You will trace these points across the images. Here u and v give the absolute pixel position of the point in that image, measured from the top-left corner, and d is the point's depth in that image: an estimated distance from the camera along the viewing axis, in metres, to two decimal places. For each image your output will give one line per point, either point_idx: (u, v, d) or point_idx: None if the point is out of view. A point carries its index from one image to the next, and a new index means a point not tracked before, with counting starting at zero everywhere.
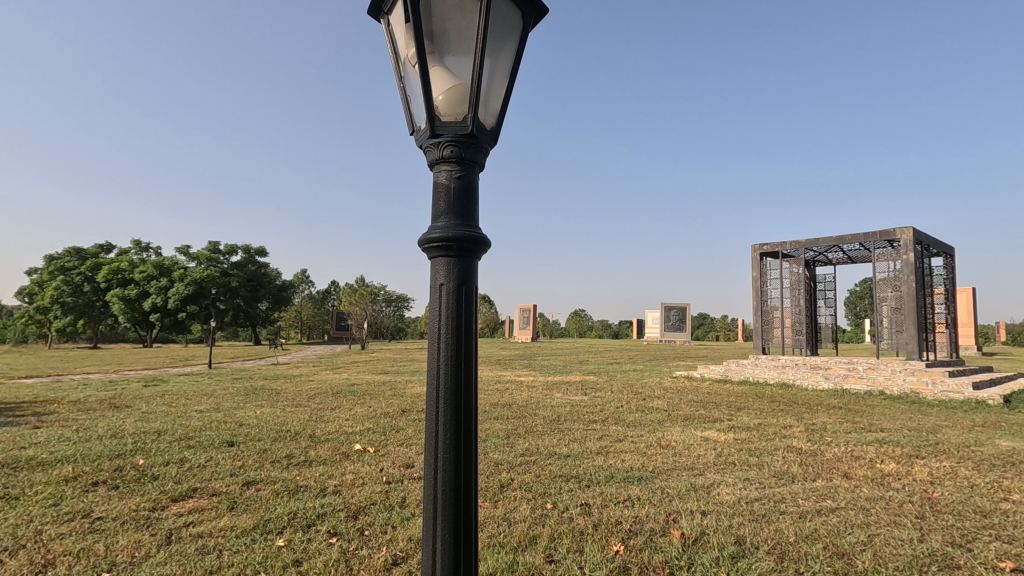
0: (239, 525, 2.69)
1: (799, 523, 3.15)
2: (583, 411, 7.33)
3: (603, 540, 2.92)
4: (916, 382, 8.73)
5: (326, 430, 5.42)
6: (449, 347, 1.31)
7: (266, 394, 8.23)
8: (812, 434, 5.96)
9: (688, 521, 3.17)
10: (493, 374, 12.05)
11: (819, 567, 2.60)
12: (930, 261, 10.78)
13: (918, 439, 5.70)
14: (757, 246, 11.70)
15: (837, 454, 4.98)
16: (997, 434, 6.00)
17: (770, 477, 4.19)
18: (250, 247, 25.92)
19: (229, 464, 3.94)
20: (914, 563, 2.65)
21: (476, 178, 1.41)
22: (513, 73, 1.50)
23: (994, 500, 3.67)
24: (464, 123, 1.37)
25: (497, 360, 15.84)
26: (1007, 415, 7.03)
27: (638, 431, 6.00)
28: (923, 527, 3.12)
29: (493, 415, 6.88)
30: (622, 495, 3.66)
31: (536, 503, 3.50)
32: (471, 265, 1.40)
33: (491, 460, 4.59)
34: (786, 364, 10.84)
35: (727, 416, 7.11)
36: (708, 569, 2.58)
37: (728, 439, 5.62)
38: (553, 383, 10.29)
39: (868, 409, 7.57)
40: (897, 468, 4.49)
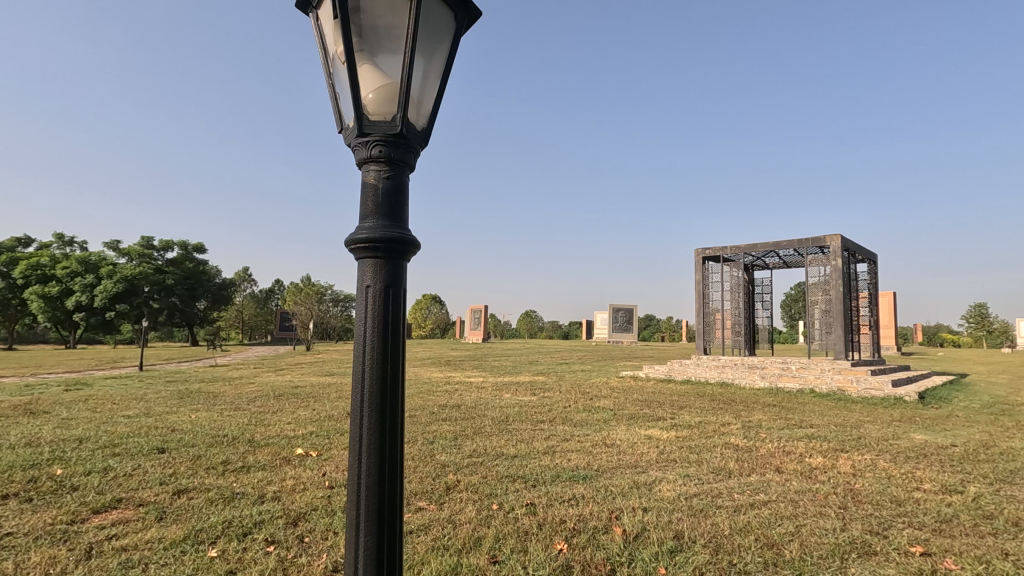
0: (167, 537, 2.55)
1: (734, 517, 3.29)
2: (531, 411, 7.37)
3: (547, 540, 2.94)
4: (843, 381, 9.29)
5: (265, 434, 5.21)
6: (376, 350, 1.28)
7: (202, 398, 7.82)
8: (748, 431, 6.23)
9: (630, 518, 3.24)
10: (443, 375, 11.96)
11: (751, 558, 2.72)
12: (856, 267, 11.51)
13: (843, 434, 6.06)
14: (700, 250, 12.14)
15: (770, 450, 5.23)
16: (912, 428, 6.47)
17: (708, 473, 4.35)
18: (187, 243, 24.63)
19: (158, 472, 3.73)
20: (836, 551, 2.81)
21: (406, 179, 1.40)
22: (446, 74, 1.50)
23: (907, 489, 3.95)
24: (393, 123, 1.35)
25: (446, 361, 15.76)
26: (921, 410, 7.59)
27: (584, 430, 6.10)
28: (845, 517, 3.32)
29: (440, 417, 6.82)
30: (566, 494, 3.71)
31: (482, 505, 3.49)
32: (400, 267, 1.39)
33: (437, 462, 4.54)
34: (725, 364, 11.29)
35: (670, 414, 7.34)
36: (648, 564, 2.65)
37: (670, 437, 5.79)
38: (502, 384, 10.30)
39: (799, 407, 7.99)
40: (823, 462, 4.76)
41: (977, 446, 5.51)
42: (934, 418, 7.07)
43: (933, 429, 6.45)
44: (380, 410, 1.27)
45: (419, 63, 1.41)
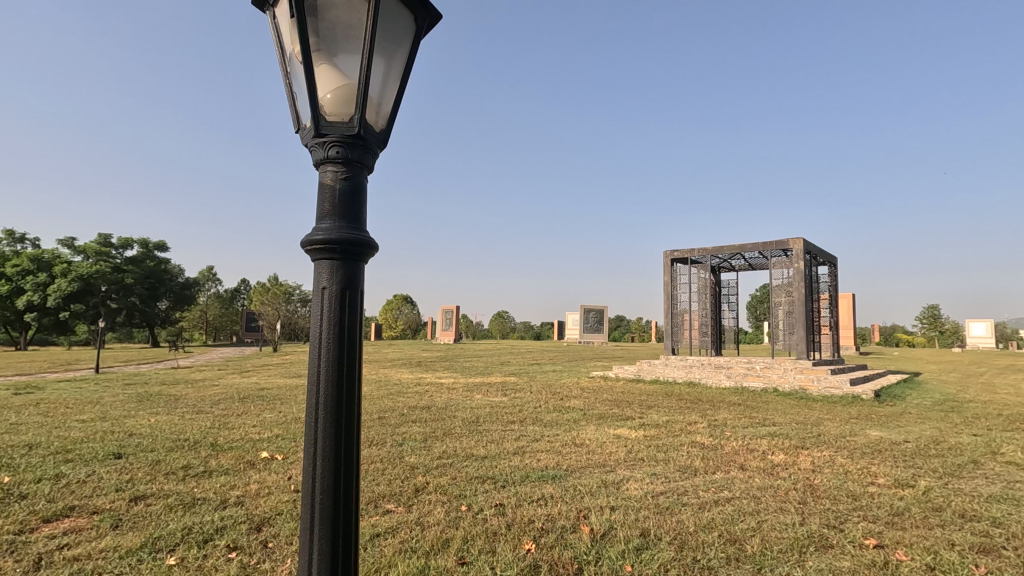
0: (123, 545, 2.47)
1: (699, 514, 3.36)
2: (502, 412, 7.38)
3: (515, 540, 2.96)
4: (804, 380, 9.58)
5: (229, 437, 5.10)
6: (331, 351, 1.27)
7: (162, 401, 7.60)
8: (713, 429, 6.37)
9: (597, 517, 3.29)
10: (413, 376, 11.88)
11: (714, 554, 2.79)
12: (817, 269, 11.89)
13: (803, 431, 6.26)
14: (669, 252, 12.35)
15: (735, 447, 5.37)
16: (868, 425, 6.72)
17: (674, 471, 4.44)
18: (148, 241, 23.82)
19: (114, 478, 3.61)
20: (795, 545, 2.91)
21: (364, 181, 1.39)
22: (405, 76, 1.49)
23: (863, 484, 4.11)
24: (351, 124, 1.34)
25: (417, 362, 15.67)
26: (877, 408, 7.89)
27: (554, 430, 6.14)
28: (804, 512, 3.43)
29: (410, 418, 6.79)
30: (535, 494, 3.73)
31: (451, 506, 3.48)
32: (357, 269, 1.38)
33: (406, 464, 4.51)
34: (692, 365, 11.51)
35: (638, 414, 7.46)
36: (614, 562, 2.69)
37: (638, 436, 5.88)
38: (473, 385, 10.28)
39: (763, 405, 8.21)
40: (784, 459, 4.91)
41: (928, 441, 5.76)
42: (889, 416, 7.36)
43: (888, 425, 6.71)
44: (334, 411, 1.27)
45: (378, 64, 1.40)
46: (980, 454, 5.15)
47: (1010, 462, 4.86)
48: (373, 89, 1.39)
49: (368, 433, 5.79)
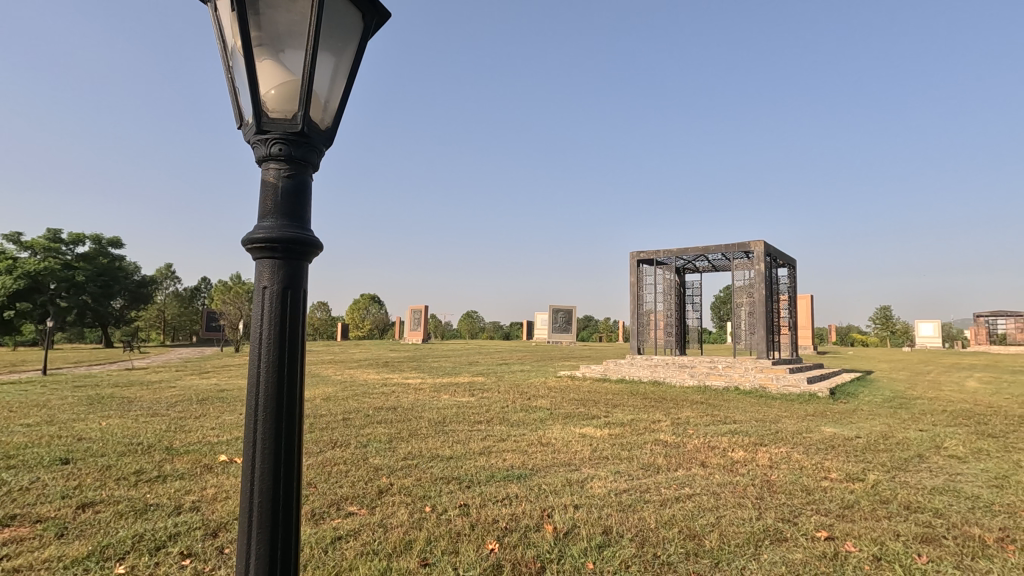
0: (68, 555, 2.37)
1: (660, 511, 3.43)
2: (469, 412, 7.35)
3: (478, 540, 2.96)
4: (764, 378, 9.86)
5: (186, 441, 4.93)
6: (272, 350, 1.23)
7: (114, 404, 7.29)
8: (676, 427, 6.49)
9: (561, 516, 3.31)
10: (379, 376, 11.73)
11: (674, 550, 2.84)
12: (776, 271, 12.25)
13: (762, 429, 6.44)
14: (635, 253, 12.54)
15: (696, 445, 5.49)
16: (824, 422, 6.96)
17: (637, 469, 4.52)
18: (101, 237, 22.79)
19: (61, 485, 3.45)
20: (751, 539, 3.00)
21: (309, 178, 1.35)
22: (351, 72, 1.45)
23: (816, 479, 4.26)
24: (294, 121, 1.30)
25: (385, 362, 15.50)
26: (832, 405, 8.18)
27: (520, 430, 6.16)
28: (761, 507, 3.54)
29: (375, 419, 6.71)
30: (500, 494, 3.74)
31: (415, 507, 3.46)
32: (300, 268, 1.34)
33: (370, 465, 4.45)
34: (657, 364, 11.70)
35: (604, 412, 7.55)
36: (576, 560, 2.72)
37: (603, 435, 5.95)
38: (440, 386, 10.20)
39: (724, 404, 8.42)
40: (743, 455, 5.06)
41: (878, 437, 6.00)
42: (843, 413, 7.64)
43: (841, 422, 6.97)
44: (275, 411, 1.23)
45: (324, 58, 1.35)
46: (925, 449, 5.40)
47: (952, 456, 5.11)
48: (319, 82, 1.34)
49: (332, 435, 5.70)
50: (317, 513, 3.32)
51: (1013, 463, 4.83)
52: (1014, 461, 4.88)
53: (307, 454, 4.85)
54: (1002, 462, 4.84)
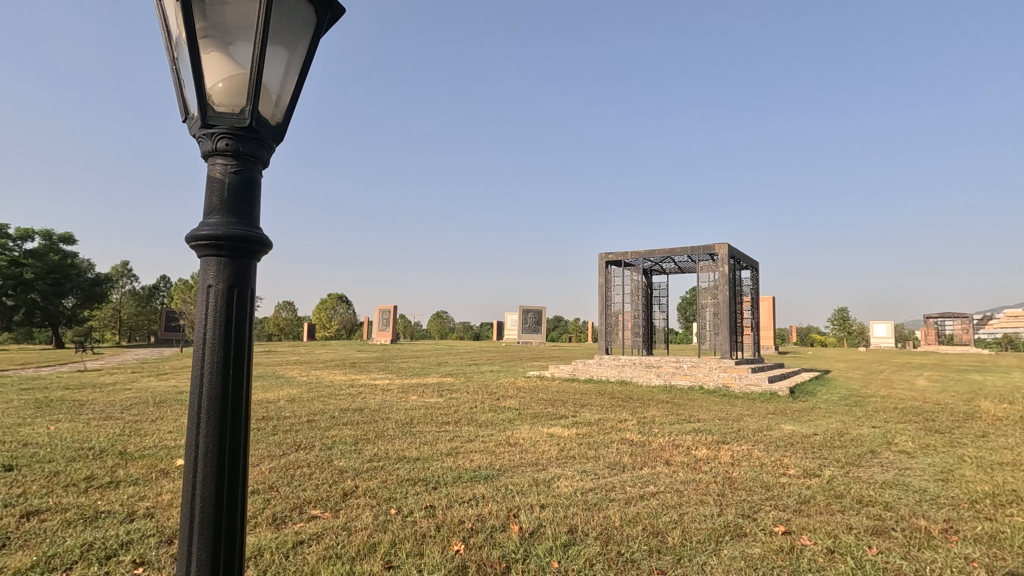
0: (10, 566, 2.25)
1: (625, 509, 3.48)
2: (437, 413, 7.31)
3: (444, 541, 2.94)
4: (727, 378, 10.10)
5: (141, 445, 4.75)
6: (217, 351, 1.11)
7: (64, 407, 6.96)
8: (642, 426, 6.59)
9: (527, 515, 3.32)
10: (346, 377, 11.55)
11: (637, 547, 2.88)
12: (739, 273, 12.57)
13: (725, 427, 6.59)
14: (604, 254, 12.68)
15: (661, 443, 5.58)
16: (784, 420, 7.16)
17: (604, 467, 4.57)
18: (52, 233, 21.76)
19: (4, 493, 3.28)
20: (712, 535, 3.06)
21: (259, 176, 1.25)
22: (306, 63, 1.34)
23: (776, 475, 4.39)
24: (242, 116, 1.18)
25: (352, 362, 15.27)
26: (791, 404, 8.44)
27: (488, 430, 6.16)
28: (722, 503, 3.62)
29: (341, 420, 6.59)
30: (466, 494, 3.73)
31: (380, 510, 3.41)
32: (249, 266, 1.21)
33: (334, 468, 4.37)
34: (625, 364, 11.85)
35: (572, 412, 7.61)
36: (541, 559, 2.73)
37: (570, 435, 5.99)
38: (409, 386, 10.10)
39: (689, 403, 8.58)
40: (706, 453, 5.17)
41: (835, 434, 6.21)
42: (802, 411, 7.89)
43: (800, 420, 7.19)
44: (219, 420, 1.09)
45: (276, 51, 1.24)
46: (877, 444, 5.62)
47: (902, 451, 5.33)
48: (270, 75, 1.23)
49: (296, 437, 5.58)
50: (279, 517, 3.24)
51: (958, 457, 5.07)
52: (959, 456, 5.12)
53: (269, 457, 4.73)
54: (948, 457, 5.08)
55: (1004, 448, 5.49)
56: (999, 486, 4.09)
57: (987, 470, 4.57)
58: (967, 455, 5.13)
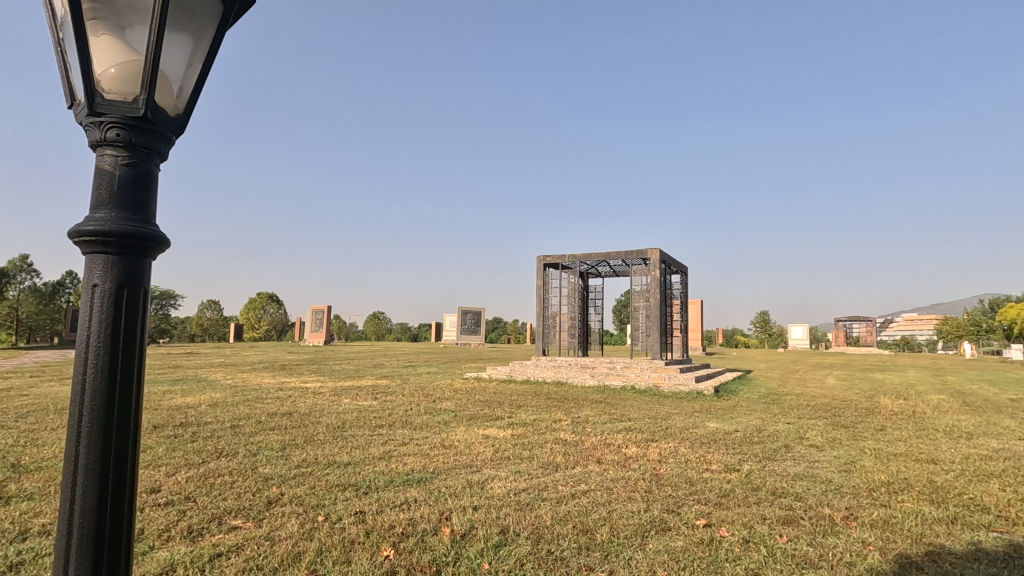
0: None
1: (556, 508, 3.53)
2: (370, 416, 7.15)
3: (373, 547, 2.87)
4: (658, 378, 10.49)
5: (39, 456, 4.35)
6: (102, 362, 0.89)
7: None
8: (575, 426, 6.72)
9: (459, 518, 3.31)
10: (275, 380, 11.07)
11: (567, 544, 2.94)
12: (670, 277, 13.09)
13: (654, 426, 6.84)
14: (542, 257, 12.84)
15: (593, 442, 5.73)
16: (708, 418, 7.53)
17: (537, 467, 4.63)
18: None
19: None
20: (639, 530, 3.17)
21: (159, 171, 1.03)
22: (218, 40, 1.11)
23: (700, 471, 4.60)
24: (136, 105, 0.96)
25: (282, 364, 14.65)
26: (716, 402, 8.88)
27: (423, 432, 6.09)
28: (648, 499, 3.75)
29: (267, 425, 6.32)
30: (398, 499, 3.67)
31: (307, 517, 3.29)
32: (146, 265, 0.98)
33: (258, 476, 4.17)
34: (561, 365, 12.03)
35: (507, 413, 7.65)
36: (472, 561, 2.73)
37: (506, 436, 6.02)
38: (342, 389, 9.83)
39: (622, 402, 8.84)
40: (635, 451, 5.34)
41: (754, 430, 6.58)
42: (725, 409, 8.32)
43: (723, 417, 7.58)
44: (102, 432, 0.88)
45: (183, 39, 1.04)
46: (791, 439, 6.01)
47: (812, 445, 5.74)
48: (171, 63, 1.02)
49: (218, 443, 5.29)
50: (194, 529, 3.06)
51: (859, 450, 5.51)
52: (860, 448, 5.57)
53: (187, 465, 4.47)
54: (851, 449, 5.52)
55: (899, 440, 6.03)
56: (893, 475, 4.49)
57: (883, 461, 5.00)
58: (868, 447, 5.59)
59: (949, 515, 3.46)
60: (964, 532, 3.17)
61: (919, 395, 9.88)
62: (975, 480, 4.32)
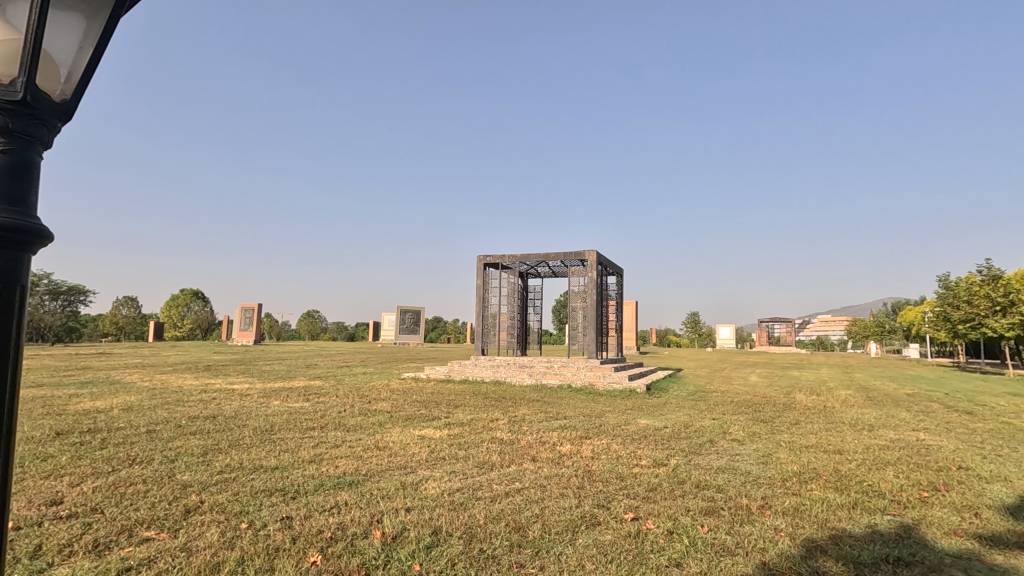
0: None
1: (490, 507, 3.56)
2: (301, 418, 6.91)
3: (299, 554, 2.78)
4: (593, 377, 10.74)
5: None
6: None
7: None
8: (512, 425, 6.77)
9: (390, 520, 3.26)
10: (197, 382, 10.46)
11: (499, 543, 2.97)
12: (606, 279, 13.42)
13: (588, 423, 7.01)
14: (482, 257, 12.82)
15: (529, 441, 5.80)
16: (640, 415, 7.79)
17: (472, 467, 4.64)
18: None
19: None
20: (570, 525, 3.25)
21: (38, 159, 0.92)
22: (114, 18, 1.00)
23: (629, 466, 4.77)
24: (12, 87, 0.86)
25: (207, 365, 13.88)
26: (647, 400, 9.20)
27: (357, 434, 5.96)
28: (580, 496, 3.84)
29: (188, 430, 5.98)
30: (328, 503, 3.57)
31: (228, 526, 3.14)
32: (21, 260, 0.87)
33: (176, 483, 3.94)
34: (499, 364, 12.08)
35: (444, 413, 7.61)
36: (402, 564, 2.70)
37: (441, 436, 5.99)
38: (271, 390, 9.43)
39: (558, 401, 8.99)
40: (570, 449, 5.46)
41: (681, 426, 6.88)
42: (656, 406, 8.64)
43: (653, 414, 7.87)
44: None
45: (73, 19, 0.94)
46: (715, 434, 6.34)
47: (733, 439, 6.07)
48: (57, 44, 0.92)
49: (131, 450, 4.95)
50: (101, 543, 2.85)
51: (775, 443, 5.89)
52: (776, 441, 5.95)
53: (95, 474, 4.15)
54: (768, 443, 5.88)
55: (810, 433, 6.49)
56: (804, 465, 4.83)
57: (796, 453, 5.37)
58: (783, 441, 5.98)
59: (850, 501, 3.76)
60: (863, 516, 3.46)
61: (828, 392, 10.65)
62: (874, 468, 4.72)
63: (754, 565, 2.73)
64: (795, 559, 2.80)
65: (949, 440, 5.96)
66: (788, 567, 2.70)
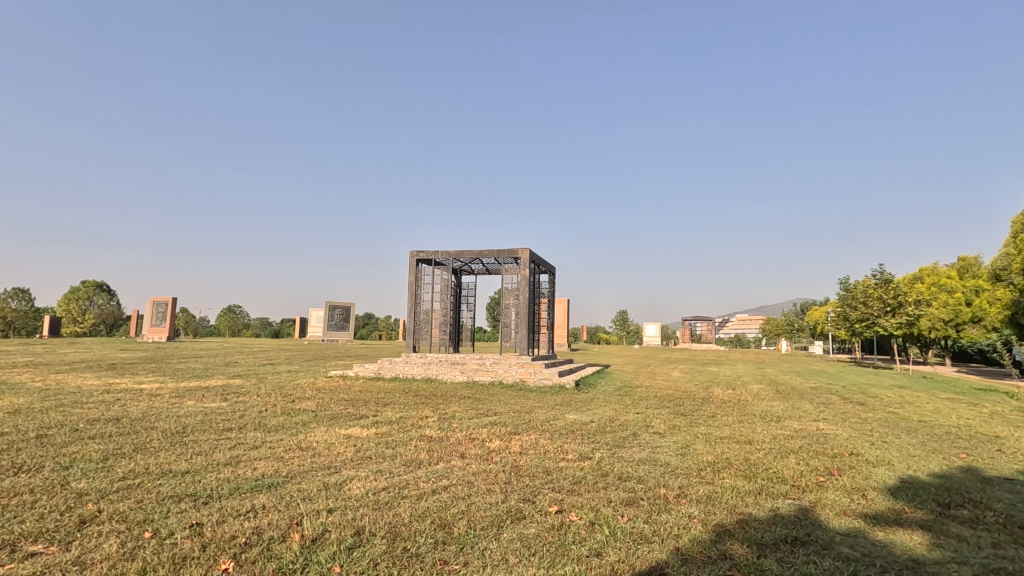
0: None
1: (415, 505, 3.52)
2: (217, 419, 6.53)
3: (209, 562, 2.64)
4: (524, 373, 10.87)
5: None
6: None
7: None
8: (441, 423, 6.73)
9: (311, 522, 3.16)
10: (99, 381, 9.62)
11: (423, 541, 2.95)
12: (539, 278, 13.60)
13: (517, 419, 7.08)
14: (414, 252, 12.64)
15: (458, 438, 5.78)
16: (568, 410, 7.96)
17: (399, 466, 4.57)
18: None
19: None
20: (495, 520, 3.28)
21: None
22: None
23: (556, 461, 4.86)
24: None
25: (111, 364, 12.78)
26: (576, 395, 9.43)
27: (278, 435, 5.71)
28: (506, 491, 3.88)
29: (86, 434, 5.48)
30: (243, 507, 3.40)
31: (129, 536, 2.92)
32: None
33: (69, 492, 3.61)
34: (431, 361, 11.93)
35: (372, 411, 7.44)
36: (321, 566, 2.62)
37: (368, 435, 5.84)
38: (185, 390, 8.84)
39: (488, 398, 9.02)
40: (498, 445, 5.50)
41: (607, 420, 7.09)
42: (584, 401, 8.87)
43: (581, 410, 8.06)
44: None
45: None
46: (638, 428, 6.58)
47: (656, 432, 6.33)
48: None
49: (17, 457, 4.49)
50: None
51: (693, 435, 6.20)
52: (694, 434, 6.27)
53: None
54: (686, 435, 6.18)
55: (724, 425, 6.89)
56: (718, 456, 5.12)
57: (712, 444, 5.68)
58: (700, 433, 6.30)
59: (757, 487, 4.03)
60: (767, 501, 3.72)
61: (743, 387, 11.34)
62: (779, 456, 5.09)
63: (669, 551, 2.86)
64: (705, 543, 2.97)
65: (844, 429, 6.51)
66: (699, 551, 2.86)
